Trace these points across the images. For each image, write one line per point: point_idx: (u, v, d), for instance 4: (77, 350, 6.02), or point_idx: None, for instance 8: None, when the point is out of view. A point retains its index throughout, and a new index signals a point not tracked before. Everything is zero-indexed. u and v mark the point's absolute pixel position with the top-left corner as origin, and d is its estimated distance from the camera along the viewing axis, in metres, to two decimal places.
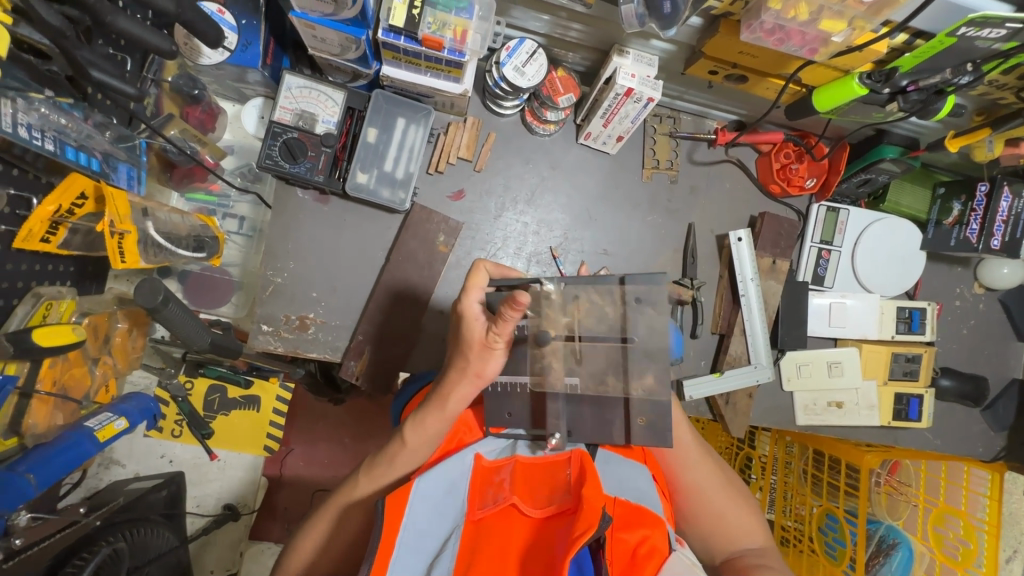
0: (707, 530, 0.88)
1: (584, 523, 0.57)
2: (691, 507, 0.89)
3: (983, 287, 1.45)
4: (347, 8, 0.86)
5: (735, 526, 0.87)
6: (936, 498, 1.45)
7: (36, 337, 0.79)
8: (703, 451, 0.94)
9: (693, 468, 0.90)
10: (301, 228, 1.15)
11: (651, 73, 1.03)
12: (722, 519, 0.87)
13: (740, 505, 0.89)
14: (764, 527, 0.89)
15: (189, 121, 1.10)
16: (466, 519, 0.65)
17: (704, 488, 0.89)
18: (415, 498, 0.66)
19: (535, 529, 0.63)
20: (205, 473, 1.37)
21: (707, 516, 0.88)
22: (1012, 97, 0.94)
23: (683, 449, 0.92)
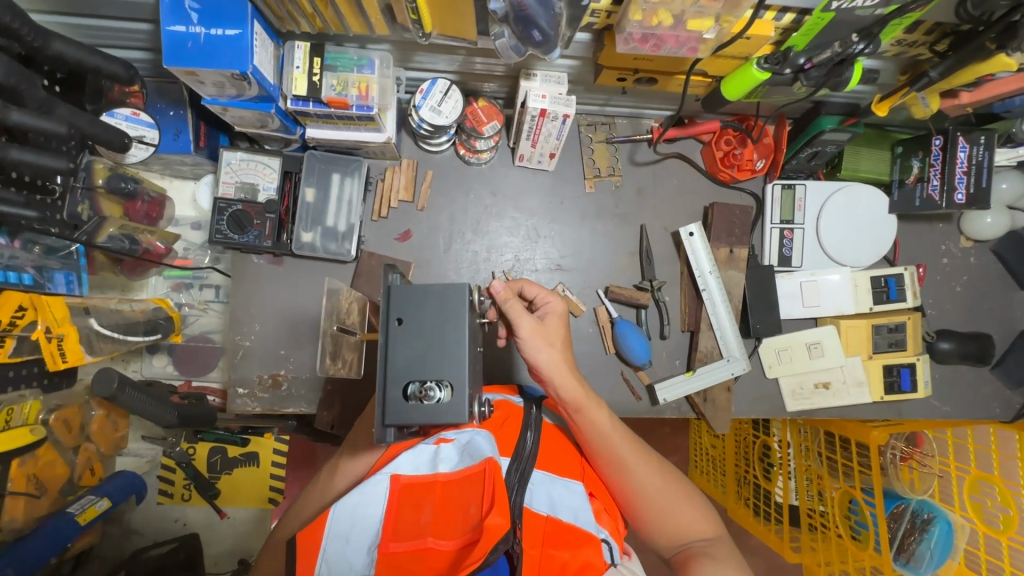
0: (656, 530, 0.87)
1: (478, 559, 0.61)
2: (638, 511, 0.86)
3: (971, 240, 1.37)
4: (249, 89, 0.91)
5: (683, 522, 0.86)
6: (967, 465, 1.31)
7: None
8: (641, 450, 0.88)
9: (633, 475, 0.85)
10: (260, 291, 1.21)
11: (561, 91, 1.03)
12: (669, 519, 0.86)
13: (687, 499, 0.88)
14: (712, 512, 0.89)
15: (132, 216, 1.08)
16: (378, 552, 0.66)
17: (649, 493, 0.85)
18: (327, 539, 0.68)
19: (450, 558, 0.66)
20: (217, 531, 1.44)
21: (654, 518, 0.86)
22: (927, 52, 0.91)
23: (619, 457, 0.85)
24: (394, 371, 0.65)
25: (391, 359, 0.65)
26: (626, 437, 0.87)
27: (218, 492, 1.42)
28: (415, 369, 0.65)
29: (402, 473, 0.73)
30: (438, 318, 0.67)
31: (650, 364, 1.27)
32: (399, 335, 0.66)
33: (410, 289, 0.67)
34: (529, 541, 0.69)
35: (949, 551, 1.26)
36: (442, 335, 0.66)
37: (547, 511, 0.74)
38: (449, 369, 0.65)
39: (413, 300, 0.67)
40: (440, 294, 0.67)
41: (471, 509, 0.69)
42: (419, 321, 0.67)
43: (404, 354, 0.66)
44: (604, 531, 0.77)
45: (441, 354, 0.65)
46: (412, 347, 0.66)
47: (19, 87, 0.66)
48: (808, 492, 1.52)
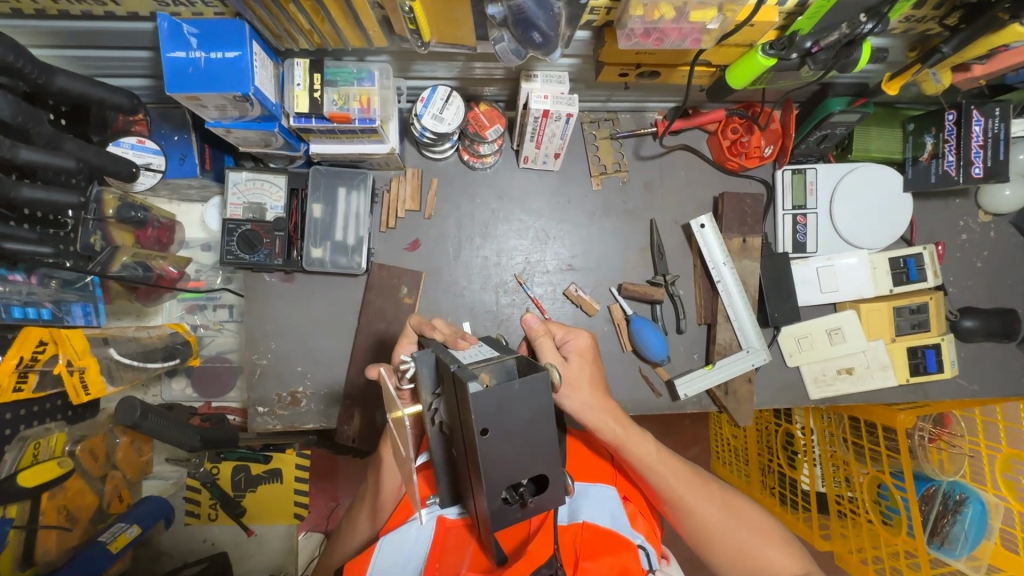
0: (732, 568, 0.87)
1: None
2: (712, 551, 0.88)
3: (989, 214, 1.34)
4: (252, 109, 0.91)
5: (761, 559, 0.85)
6: (998, 442, 1.27)
7: (21, 480, 0.88)
8: (700, 483, 0.90)
9: (699, 511, 0.87)
10: (274, 309, 1.22)
11: (563, 90, 1.02)
12: (747, 558, 0.85)
13: (760, 533, 0.87)
14: (788, 543, 0.88)
15: (143, 242, 1.08)
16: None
17: (717, 529, 0.87)
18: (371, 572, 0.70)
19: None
20: (245, 549, 1.45)
21: (730, 556, 0.87)
22: (937, 27, 0.89)
23: (676, 493, 0.87)
24: (492, 485, 0.58)
25: (486, 473, 0.57)
26: (683, 472, 0.90)
27: (244, 510, 1.43)
28: (507, 474, 0.58)
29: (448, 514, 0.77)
30: (527, 417, 0.58)
31: (668, 360, 1.25)
32: (489, 447, 0.56)
33: (496, 395, 0.54)
34: (565, 561, 0.68)
35: (984, 530, 1.23)
36: (533, 432, 0.58)
37: (583, 518, 0.73)
38: (548, 464, 0.60)
39: (497, 407, 0.56)
40: (526, 393, 0.56)
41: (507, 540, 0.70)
42: (507, 425, 0.57)
43: (496, 462, 0.57)
44: (640, 536, 0.76)
45: (536, 450, 0.59)
46: (505, 451, 0.58)
47: (27, 126, 0.66)
48: (836, 478, 1.49)
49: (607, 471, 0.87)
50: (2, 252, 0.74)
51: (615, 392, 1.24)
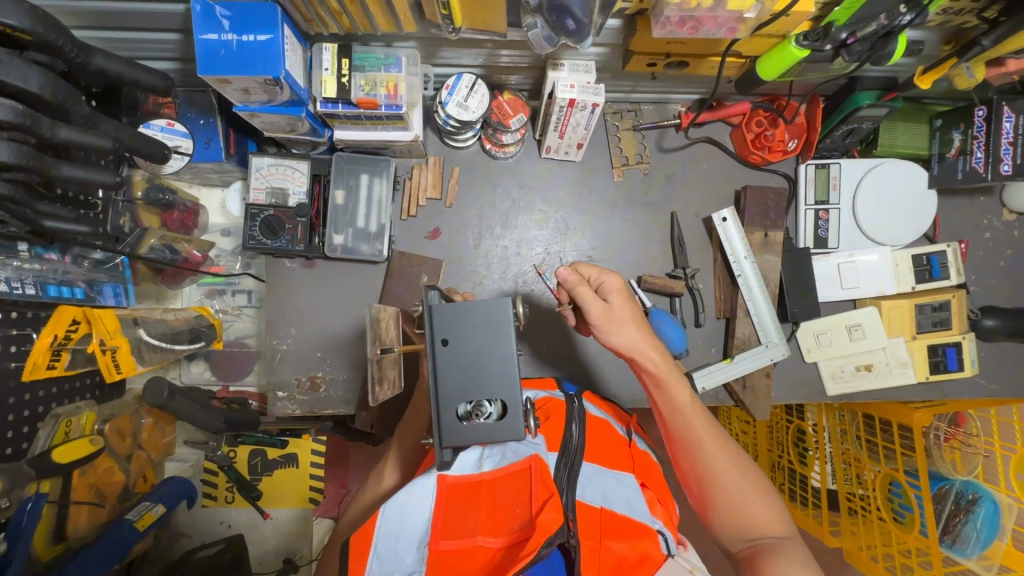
0: (726, 519, 0.84)
1: (531, 552, 0.58)
2: (710, 497, 0.85)
3: (1013, 213, 1.33)
4: (280, 94, 0.91)
5: (757, 514, 0.83)
6: (1012, 444, 1.27)
7: (56, 456, 0.89)
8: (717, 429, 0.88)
9: (712, 455, 0.85)
10: (295, 295, 1.22)
11: (590, 80, 1.02)
12: (741, 509, 0.83)
13: (760, 490, 0.84)
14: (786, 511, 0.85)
15: (169, 225, 1.08)
16: (428, 549, 0.64)
17: (724, 477, 0.84)
18: (379, 538, 0.66)
19: (500, 555, 0.63)
20: (261, 531, 1.47)
21: (726, 504, 0.84)
22: (975, 20, 0.87)
23: (693, 436, 0.86)
24: (446, 398, 0.65)
25: (441, 382, 0.65)
26: (704, 418, 0.88)
27: (261, 494, 1.44)
28: (465, 391, 0.64)
29: (448, 472, 0.71)
30: (484, 336, 0.65)
31: (686, 353, 1.25)
32: (447, 356, 0.65)
33: (452, 309, 0.65)
34: (586, 532, 0.67)
35: (996, 531, 1.23)
36: (488, 353, 0.65)
37: (599, 501, 0.72)
38: (503, 387, 0.64)
39: (459, 320, 0.65)
40: (487, 313, 0.65)
41: (518, 510, 0.67)
42: (465, 340, 0.65)
43: (453, 375, 0.65)
44: (658, 522, 0.76)
45: (492, 372, 0.65)
46: (462, 364, 0.65)
47: (67, 105, 0.66)
48: (847, 475, 1.48)
49: (624, 454, 0.86)
50: (42, 230, 0.74)
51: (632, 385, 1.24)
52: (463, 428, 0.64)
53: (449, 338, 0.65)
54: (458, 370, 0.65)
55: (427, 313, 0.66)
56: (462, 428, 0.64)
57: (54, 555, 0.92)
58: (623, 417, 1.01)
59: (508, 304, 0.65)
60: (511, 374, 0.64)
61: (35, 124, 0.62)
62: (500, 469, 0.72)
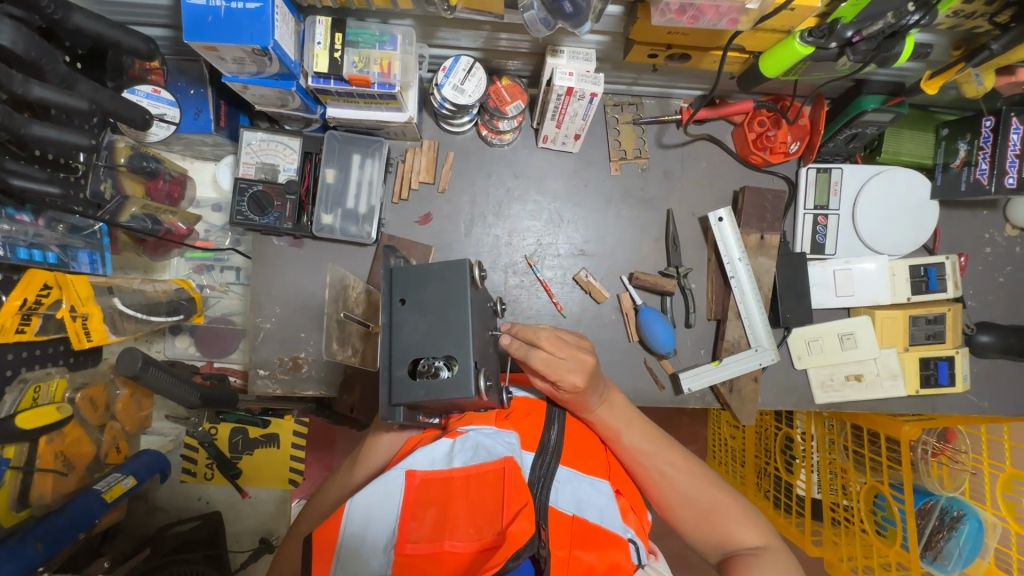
0: (702, 537, 0.85)
1: (498, 563, 0.57)
2: (678, 512, 0.86)
3: (1016, 228, 1.30)
4: (270, 65, 0.89)
5: (731, 528, 0.83)
6: (1002, 462, 1.24)
7: (20, 422, 0.88)
8: (671, 447, 0.88)
9: (671, 475, 0.86)
10: (280, 273, 1.21)
11: (589, 68, 0.99)
12: (711, 519, 0.84)
13: (727, 496, 0.85)
14: (758, 517, 0.85)
15: (155, 195, 1.07)
16: (395, 553, 0.62)
17: (688, 498, 0.85)
18: (343, 540, 0.64)
19: (468, 561, 0.61)
20: (239, 510, 1.46)
21: (696, 516, 0.85)
22: (987, 25, 0.85)
23: (644, 455, 0.87)
24: (400, 354, 0.70)
25: (397, 338, 0.71)
26: (649, 438, 0.88)
27: (240, 472, 1.43)
28: (419, 347, 0.70)
29: (418, 468, 0.70)
30: (440, 296, 0.70)
31: (674, 353, 1.23)
32: (403, 314, 0.71)
33: (411, 270, 0.72)
34: (556, 540, 0.65)
35: (979, 548, 1.22)
36: (443, 311, 0.70)
37: (573, 509, 0.70)
38: (454, 345, 0.69)
39: (415, 280, 0.71)
40: (441, 273, 0.71)
41: (489, 516, 0.64)
42: (421, 298, 0.71)
43: (409, 331, 0.70)
44: (631, 530, 0.75)
45: (442, 330, 0.69)
46: (416, 324, 0.70)
47: (40, 62, 0.64)
48: (830, 486, 1.47)
49: (601, 459, 0.84)
50: (10, 188, 0.73)
51: (617, 383, 1.22)
52: (413, 385, 0.68)
53: (406, 297, 0.72)
54: (413, 327, 0.70)
55: (387, 274, 0.73)
56: (411, 385, 0.68)
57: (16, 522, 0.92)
58: None
59: (465, 265, 0.70)
60: (462, 332, 0.69)
61: (7, 79, 0.60)
62: (471, 466, 0.69)
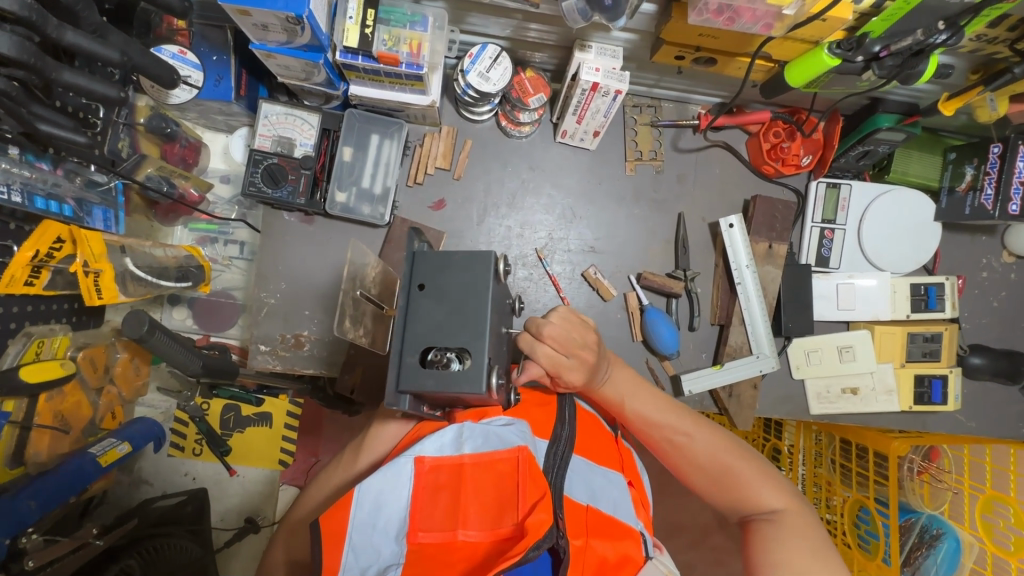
0: (721, 500, 0.87)
1: (517, 553, 0.57)
2: (693, 479, 0.88)
3: (1013, 255, 1.33)
4: (300, 35, 0.89)
5: (749, 492, 0.84)
6: (982, 484, 1.27)
7: (24, 374, 0.87)
8: (683, 416, 0.89)
9: (685, 446, 0.87)
10: (288, 248, 1.19)
11: (616, 65, 1.00)
12: (726, 485, 0.85)
13: (743, 459, 0.86)
14: (773, 476, 0.86)
15: (170, 159, 1.10)
16: (407, 542, 0.62)
17: (704, 467, 0.87)
18: (353, 529, 0.63)
19: (484, 551, 0.61)
20: (226, 488, 1.43)
21: (712, 484, 0.86)
22: (1006, 51, 0.87)
23: (655, 425, 0.88)
24: (411, 340, 0.65)
25: (410, 323, 0.66)
26: (655, 405, 0.89)
27: (230, 449, 1.41)
28: (434, 336, 0.65)
29: (427, 454, 0.68)
30: (461, 286, 0.67)
31: (676, 355, 1.24)
32: (420, 301, 0.67)
33: (434, 255, 0.68)
34: (574, 528, 0.65)
35: (954, 567, 1.27)
36: (464, 301, 0.66)
37: (586, 500, 0.70)
38: (469, 337, 0.64)
39: (437, 266, 0.67)
40: (463, 263, 0.67)
41: (503, 506, 0.64)
42: (440, 285, 0.67)
43: (424, 318, 0.66)
44: (641, 523, 0.76)
45: (459, 321, 0.65)
46: (433, 312, 0.66)
47: (76, 8, 0.64)
48: (816, 499, 1.48)
49: (613, 451, 0.84)
50: (37, 135, 0.71)
51: None
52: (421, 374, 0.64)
53: (425, 282, 0.67)
54: (429, 315, 0.66)
55: (409, 257, 0.69)
56: (420, 373, 0.64)
57: (9, 477, 0.92)
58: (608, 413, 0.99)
59: (491, 257, 0.67)
60: (479, 324, 0.65)
61: (42, 21, 0.59)
62: (481, 453, 0.67)
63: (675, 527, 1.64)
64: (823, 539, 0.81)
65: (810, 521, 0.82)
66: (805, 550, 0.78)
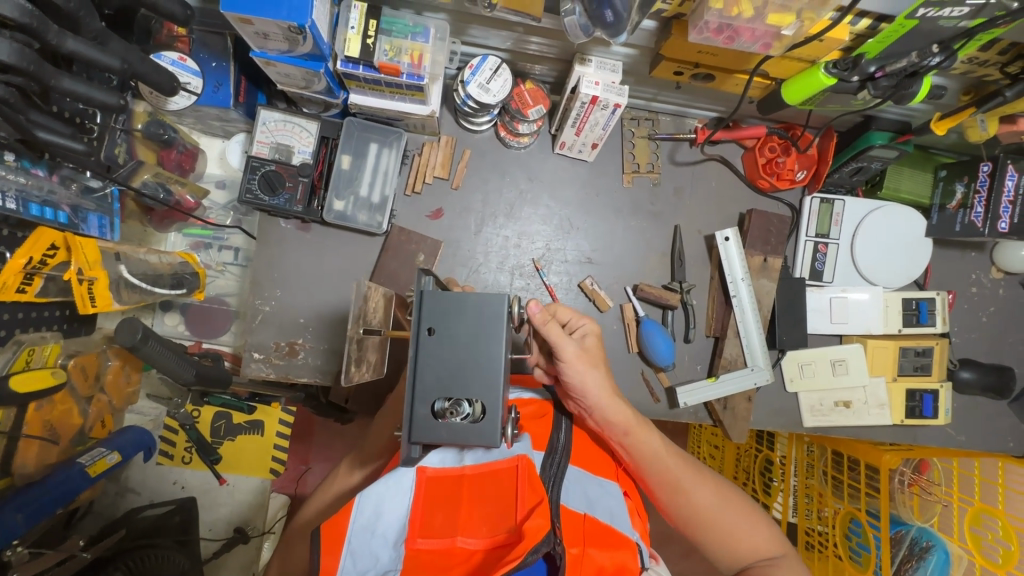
0: (721, 554, 0.87)
1: (515, 558, 0.56)
2: (699, 535, 0.86)
3: (1001, 272, 1.36)
4: (302, 44, 0.88)
5: (745, 541, 0.85)
6: (970, 497, 1.28)
7: (13, 383, 0.85)
8: (696, 470, 0.87)
9: (696, 501, 0.85)
10: (285, 255, 1.19)
11: (615, 79, 1.00)
12: (734, 540, 0.85)
13: (748, 513, 0.87)
14: (772, 526, 0.88)
15: (166, 165, 1.09)
16: (405, 547, 0.61)
17: (715, 521, 0.85)
18: (352, 534, 0.62)
19: (480, 558, 0.60)
20: (215, 497, 1.41)
21: (719, 539, 0.85)
22: (997, 73, 0.89)
23: (671, 480, 0.85)
24: (422, 391, 0.62)
25: (420, 372, 0.62)
26: (668, 454, 0.87)
27: (220, 457, 1.39)
28: (446, 387, 0.62)
29: (429, 465, 0.68)
30: (474, 331, 0.63)
31: (672, 367, 1.25)
32: (430, 347, 0.63)
33: (444, 296, 0.63)
34: (570, 537, 0.64)
35: None
36: (477, 348, 0.62)
37: (584, 509, 0.70)
38: (484, 389, 0.62)
39: (446, 308, 0.63)
40: (477, 306, 0.62)
41: (502, 515, 0.64)
42: (452, 330, 0.63)
43: (435, 367, 0.62)
44: (637, 534, 0.75)
45: (472, 369, 0.62)
46: (444, 360, 0.62)
47: (78, 15, 0.64)
48: (807, 509, 1.47)
49: (609, 464, 0.85)
50: (34, 141, 0.71)
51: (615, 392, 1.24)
52: (432, 428, 0.61)
53: (436, 327, 0.63)
54: (443, 365, 0.62)
55: (417, 297, 0.64)
56: (432, 427, 0.61)
57: None
58: None
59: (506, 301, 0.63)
60: (494, 374, 0.62)
61: (42, 28, 0.58)
62: (482, 465, 0.68)
63: (668, 538, 1.64)
64: None
65: (802, 570, 0.86)
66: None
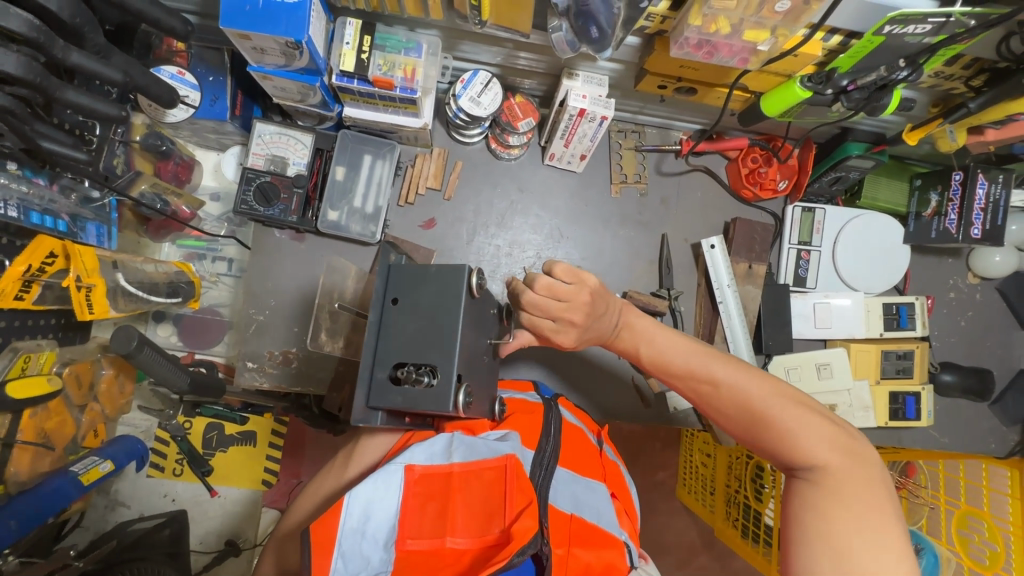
0: (762, 449, 0.75)
1: (502, 560, 0.57)
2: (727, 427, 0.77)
3: (978, 277, 1.40)
4: (298, 59, 0.91)
5: (785, 440, 0.70)
6: (957, 499, 1.27)
7: (10, 390, 0.86)
8: (712, 361, 0.78)
9: (708, 392, 0.77)
10: (279, 264, 1.20)
11: (602, 93, 1.04)
12: (761, 432, 0.73)
13: (784, 405, 0.72)
14: (824, 425, 0.70)
15: (163, 175, 1.13)
16: (395, 549, 0.62)
17: (732, 412, 0.75)
18: (343, 535, 0.61)
19: (470, 558, 0.62)
20: (207, 510, 1.40)
21: (746, 431, 0.75)
22: (962, 87, 0.94)
23: (680, 373, 0.80)
24: (383, 356, 0.64)
25: (382, 339, 0.65)
26: (683, 351, 0.81)
27: (211, 470, 1.38)
28: (405, 354, 0.64)
29: (417, 462, 0.68)
30: (435, 301, 0.64)
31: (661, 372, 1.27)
32: (393, 316, 0.65)
33: (409, 269, 0.65)
34: (555, 538, 0.66)
35: None
36: (436, 316, 0.63)
37: (570, 509, 0.71)
38: (440, 355, 0.62)
39: (410, 279, 0.65)
40: (438, 277, 0.64)
41: (491, 514, 0.65)
42: (413, 301, 0.65)
43: (396, 335, 0.64)
44: (625, 533, 0.77)
45: (431, 337, 0.63)
46: (405, 328, 0.64)
47: (84, 30, 0.66)
48: None
49: (596, 463, 0.85)
50: (38, 151, 0.73)
51: (606, 397, 1.26)
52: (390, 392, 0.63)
53: (398, 298, 0.65)
54: (402, 333, 0.64)
55: (384, 270, 0.67)
56: (389, 392, 0.63)
57: None
58: (596, 424, 0.98)
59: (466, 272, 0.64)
60: (450, 342, 0.63)
61: (50, 42, 0.61)
62: (470, 462, 0.68)
63: (662, 546, 1.64)
64: (882, 505, 0.63)
65: (866, 482, 0.65)
66: (850, 523, 0.62)
